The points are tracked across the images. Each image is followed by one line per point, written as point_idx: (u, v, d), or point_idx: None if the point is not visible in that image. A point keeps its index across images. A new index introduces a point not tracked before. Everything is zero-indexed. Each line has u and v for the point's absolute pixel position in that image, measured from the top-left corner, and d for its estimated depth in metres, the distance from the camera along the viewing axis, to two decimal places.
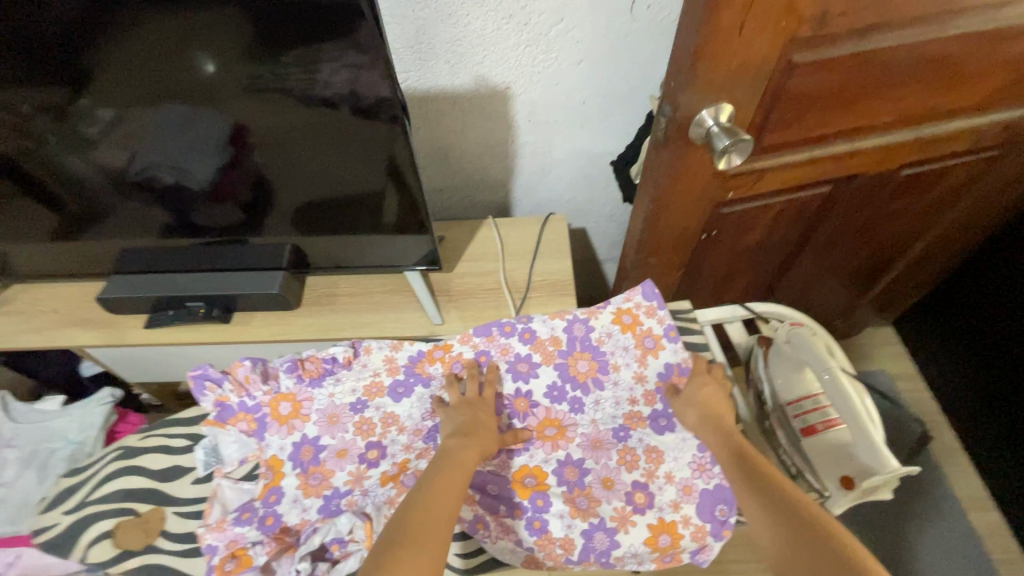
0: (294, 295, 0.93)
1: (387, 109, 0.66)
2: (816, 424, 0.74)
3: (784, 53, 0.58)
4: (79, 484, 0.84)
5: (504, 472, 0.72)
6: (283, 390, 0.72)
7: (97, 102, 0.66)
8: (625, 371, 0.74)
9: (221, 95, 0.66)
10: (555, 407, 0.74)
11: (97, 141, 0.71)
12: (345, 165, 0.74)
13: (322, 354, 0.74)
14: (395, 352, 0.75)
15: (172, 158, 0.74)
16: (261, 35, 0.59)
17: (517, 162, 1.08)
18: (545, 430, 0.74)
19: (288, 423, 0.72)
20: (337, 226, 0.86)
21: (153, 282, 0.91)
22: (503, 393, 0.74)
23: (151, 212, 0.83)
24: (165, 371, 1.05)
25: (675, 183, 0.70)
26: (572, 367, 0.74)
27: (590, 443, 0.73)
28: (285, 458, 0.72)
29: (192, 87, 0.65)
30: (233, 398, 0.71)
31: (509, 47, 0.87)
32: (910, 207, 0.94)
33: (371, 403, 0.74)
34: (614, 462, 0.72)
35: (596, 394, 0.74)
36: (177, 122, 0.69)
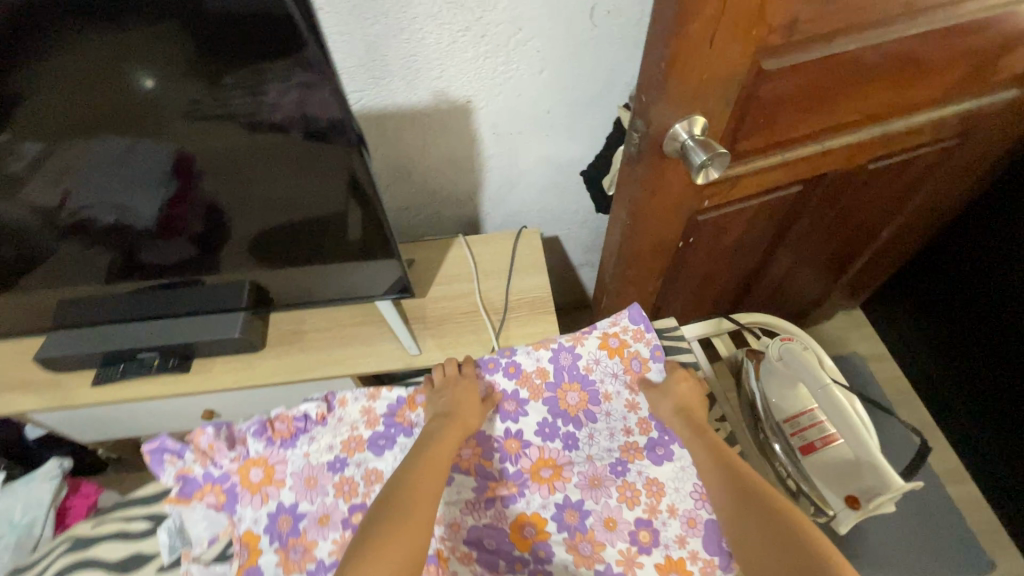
0: (258, 335, 0.88)
1: (343, 133, 0.61)
2: (814, 441, 0.74)
3: (754, 61, 0.56)
4: None
5: (501, 524, 0.69)
6: (252, 455, 0.69)
7: (20, 137, 0.58)
8: (616, 399, 0.74)
9: (163, 118, 0.58)
10: (548, 445, 0.72)
11: (24, 180, 0.63)
12: (303, 192, 0.69)
13: (293, 412, 0.72)
14: (372, 402, 0.73)
15: (113, 194, 0.67)
16: (201, 53, 0.53)
17: (484, 175, 1.04)
18: (540, 472, 0.71)
19: (262, 491, 0.69)
20: (299, 256, 0.80)
21: (101, 335, 0.84)
22: (493, 436, 0.73)
23: (94, 254, 0.75)
24: (121, 428, 0.97)
25: (650, 198, 0.68)
26: (561, 400, 0.74)
27: (588, 482, 0.70)
28: (263, 530, 0.67)
29: (129, 109, 0.57)
30: (196, 470, 0.69)
31: (467, 60, 0.83)
32: (877, 197, 0.95)
33: (351, 461, 0.71)
34: (614, 501, 0.69)
35: (589, 428, 0.73)
36: (115, 154, 0.61)
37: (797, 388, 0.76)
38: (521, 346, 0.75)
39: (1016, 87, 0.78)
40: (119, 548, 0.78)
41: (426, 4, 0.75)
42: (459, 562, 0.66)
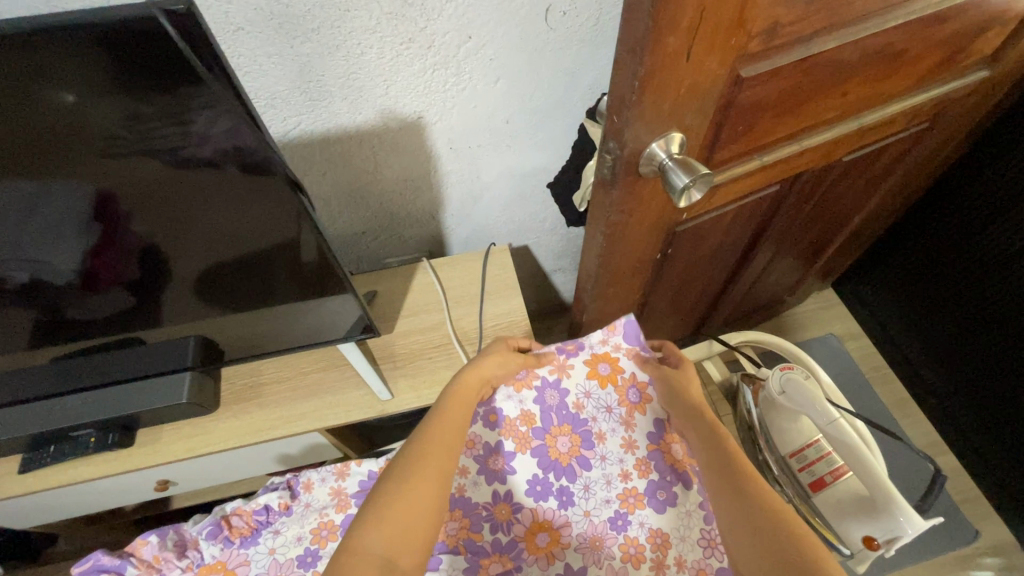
0: (209, 395, 0.79)
1: (281, 168, 0.53)
2: (825, 475, 0.74)
3: (732, 70, 0.52)
4: None
5: None
6: (208, 561, 0.63)
7: None
8: (611, 440, 0.70)
9: (66, 157, 0.47)
10: (542, 505, 0.67)
11: None
12: (246, 231, 0.60)
13: (251, 506, 0.66)
14: (342, 482, 0.68)
15: (20, 249, 0.55)
16: (108, 86, 0.43)
17: (444, 191, 0.97)
18: (535, 539, 0.65)
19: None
20: (247, 300, 0.71)
21: (22, 417, 0.74)
22: (481, 502, 0.67)
23: (7, 316, 0.63)
24: (61, 512, 0.86)
25: (628, 218, 0.63)
26: (551, 448, 0.70)
27: (589, 544, 0.65)
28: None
29: (26, 148, 0.46)
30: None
31: (416, 73, 0.75)
32: (852, 185, 0.93)
33: (323, 552, 0.63)
34: (619, 560, 0.64)
35: (584, 478, 0.69)
36: (23, 202, 0.50)
37: (800, 419, 0.75)
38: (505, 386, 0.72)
39: (986, 66, 0.76)
40: None
41: (363, 16, 0.66)
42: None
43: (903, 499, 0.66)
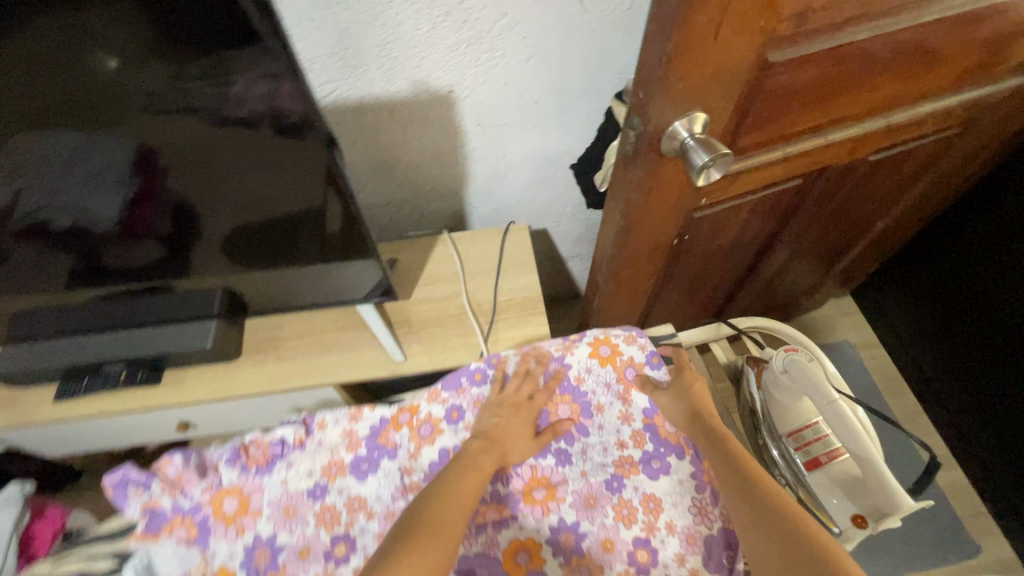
0: (231, 343, 0.83)
1: (316, 127, 0.56)
2: (820, 456, 0.74)
3: (760, 54, 0.53)
4: None
5: (493, 551, 0.66)
6: (226, 484, 0.66)
7: None
8: (609, 411, 0.72)
9: (116, 111, 0.51)
10: (540, 462, 0.69)
11: None
12: (274, 191, 0.63)
13: (268, 438, 0.69)
14: (354, 424, 0.70)
15: (65, 197, 0.60)
16: (157, 45, 0.47)
17: (469, 168, 0.99)
18: (531, 493, 0.68)
19: (237, 523, 0.65)
20: (273, 258, 0.74)
21: (58, 348, 0.78)
22: None
23: (47, 259, 0.67)
24: (88, 443, 0.91)
25: (646, 198, 0.65)
26: (552, 414, 0.72)
27: (583, 502, 0.67)
28: (237, 562, 0.64)
29: (73, 104, 0.50)
30: (164, 502, 0.64)
31: (449, 47, 0.77)
32: (878, 187, 0.92)
33: (330, 489, 0.67)
34: (610, 521, 0.66)
35: (582, 442, 0.71)
36: (71, 148, 0.54)
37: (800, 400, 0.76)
38: (508, 354, 0.75)
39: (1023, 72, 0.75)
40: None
41: None
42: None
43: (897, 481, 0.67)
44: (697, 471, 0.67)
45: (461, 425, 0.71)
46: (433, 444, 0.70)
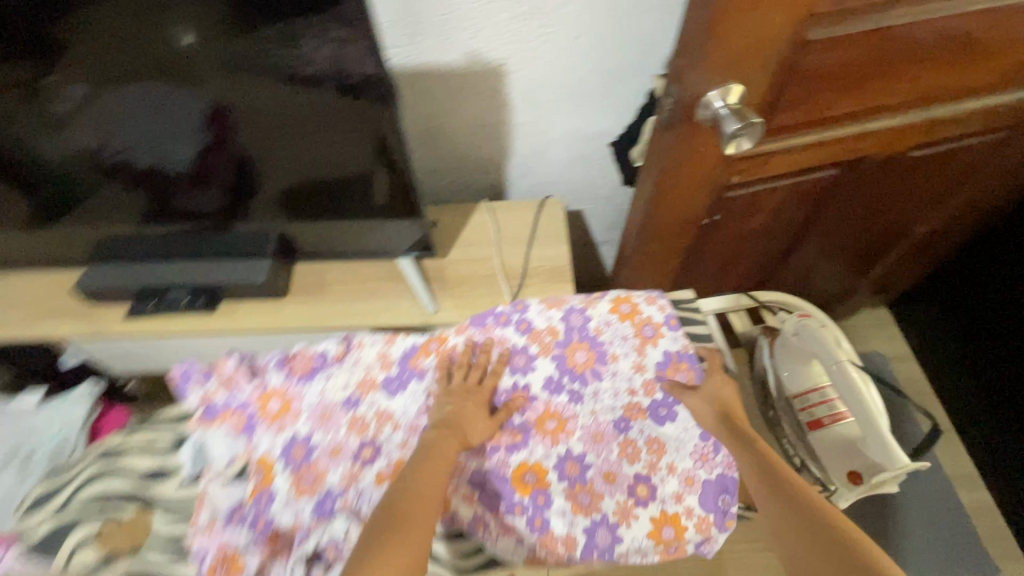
0: (281, 282, 0.90)
1: (374, 87, 0.62)
2: (823, 415, 0.80)
3: (799, 30, 0.55)
4: (56, 491, 0.73)
5: (502, 469, 0.65)
6: (272, 386, 0.67)
7: (68, 79, 0.62)
8: (624, 360, 0.69)
9: (199, 74, 0.61)
10: (553, 399, 0.68)
11: (67, 124, 0.68)
12: (330, 153, 0.72)
13: (313, 350, 0.70)
14: (388, 346, 0.71)
15: (149, 143, 0.71)
16: (232, 13, 0.55)
17: (512, 142, 1.04)
18: (545, 423, 0.66)
19: (279, 422, 0.66)
20: (325, 213, 0.83)
21: (139, 270, 0.88)
22: (499, 387, 0.68)
23: (131, 197, 0.79)
24: (150, 362, 1.00)
25: (679, 168, 0.68)
26: (569, 357, 0.69)
27: (591, 438, 0.67)
28: (275, 457, 0.64)
29: (155, 65, 0.60)
30: (218, 396, 0.66)
31: (504, 21, 0.82)
32: (918, 187, 0.92)
33: (362, 402, 0.68)
34: (615, 457, 0.66)
35: (595, 386, 0.69)
36: (155, 100, 0.65)
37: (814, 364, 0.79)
38: (533, 303, 0.71)
39: None
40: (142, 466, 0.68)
41: None
42: (462, 501, 0.64)
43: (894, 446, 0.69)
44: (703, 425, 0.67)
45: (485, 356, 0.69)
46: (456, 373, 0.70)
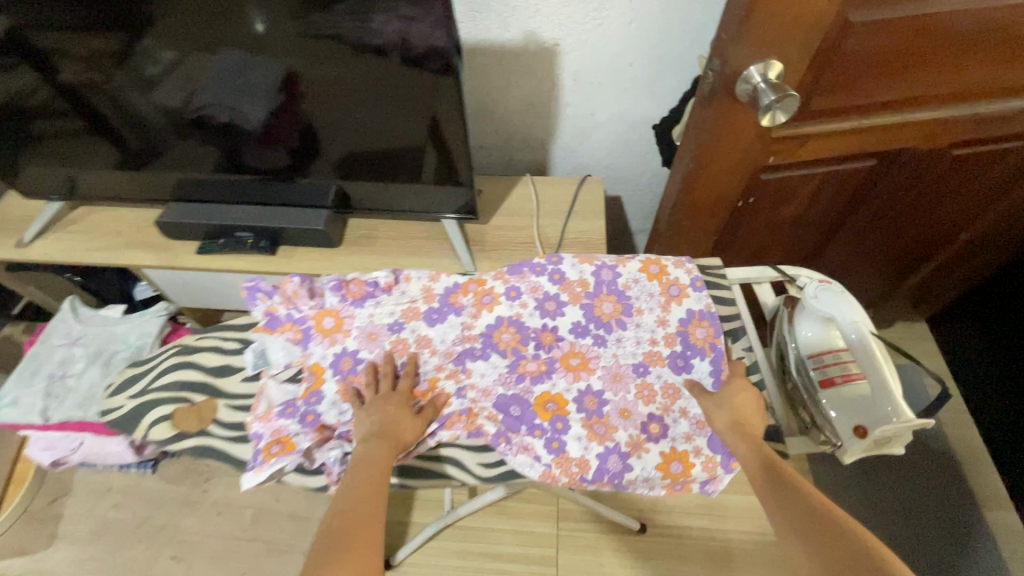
0: (336, 233, 0.98)
1: (436, 59, 0.73)
2: (834, 377, 0.57)
3: (840, 11, 0.58)
4: (145, 374, 0.64)
5: (521, 395, 0.59)
6: (328, 305, 0.64)
7: (160, 45, 0.77)
8: (648, 313, 0.64)
9: (272, 48, 0.75)
10: (578, 341, 0.63)
11: (157, 82, 0.82)
12: (388, 121, 0.83)
13: (366, 276, 0.67)
14: (433, 283, 0.67)
15: (229, 100, 0.84)
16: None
17: (558, 123, 1.09)
18: (569, 359, 0.61)
19: (331, 336, 0.63)
20: (379, 174, 0.92)
21: (213, 210, 0.98)
22: (524, 327, 0.64)
23: (203, 150, 0.92)
24: (212, 299, 1.10)
25: (716, 142, 0.71)
26: (596, 306, 0.65)
27: (610, 378, 0.60)
28: (326, 365, 0.61)
29: (240, 39, 0.75)
30: (280, 310, 0.64)
31: (561, 3, 0.88)
32: (960, 190, 0.92)
33: (407, 327, 0.64)
34: (631, 396, 0.59)
35: (618, 333, 0.63)
36: (233, 65, 0.78)
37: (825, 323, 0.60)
38: (567, 256, 0.69)
39: None
40: (215, 357, 0.64)
41: None
42: (486, 418, 0.58)
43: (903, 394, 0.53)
44: (717, 370, 0.60)
45: (518, 301, 0.65)
46: (492, 311, 0.65)
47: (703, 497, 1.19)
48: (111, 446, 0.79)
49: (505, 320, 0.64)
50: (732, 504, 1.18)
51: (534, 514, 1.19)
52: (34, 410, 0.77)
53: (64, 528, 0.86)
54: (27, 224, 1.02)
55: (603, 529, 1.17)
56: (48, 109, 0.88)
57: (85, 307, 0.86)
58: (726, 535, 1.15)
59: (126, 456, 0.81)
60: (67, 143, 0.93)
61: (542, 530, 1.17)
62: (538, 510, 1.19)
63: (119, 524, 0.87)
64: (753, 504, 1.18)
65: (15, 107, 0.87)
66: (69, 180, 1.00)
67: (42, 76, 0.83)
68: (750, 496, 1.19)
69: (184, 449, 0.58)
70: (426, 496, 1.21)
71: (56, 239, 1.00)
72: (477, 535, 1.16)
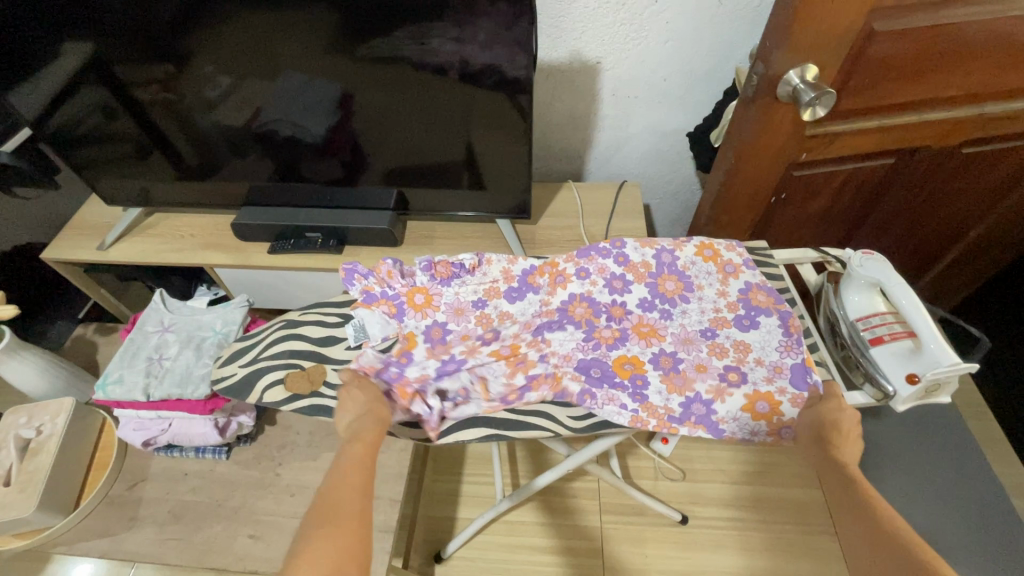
0: (398, 232, 1.06)
1: (492, 73, 0.83)
2: (884, 334, 0.64)
3: (866, 22, 0.68)
4: (255, 345, 0.72)
5: (602, 356, 0.66)
6: (419, 284, 0.71)
7: (223, 71, 0.87)
8: (708, 287, 0.70)
9: (334, 68, 0.84)
10: (646, 314, 0.69)
11: (218, 104, 0.92)
12: (445, 130, 0.92)
13: (452, 259, 0.74)
14: (511, 265, 0.74)
15: (296, 117, 0.93)
16: (382, 19, 0.77)
17: (596, 134, 1.18)
18: (640, 327, 0.68)
19: (422, 310, 0.70)
20: (436, 179, 1.01)
21: (280, 213, 1.06)
22: (595, 304, 0.70)
23: (265, 162, 1.01)
24: (275, 296, 1.18)
25: (757, 139, 0.80)
26: (660, 284, 0.71)
27: (682, 341, 0.67)
28: (419, 333, 0.69)
29: (299, 62, 0.84)
30: (377, 288, 0.70)
31: (604, 25, 0.98)
32: (970, 187, 1.00)
33: (490, 303, 0.72)
34: (705, 353, 0.66)
35: (683, 306, 0.69)
36: (297, 84, 0.87)
37: (871, 287, 0.67)
38: (629, 241, 0.74)
39: None
40: (319, 329, 0.72)
41: None
42: (570, 380, 0.65)
43: (945, 338, 0.59)
44: (783, 323, 0.67)
45: (587, 280, 0.72)
46: (565, 289, 0.71)
47: (738, 489, 1.24)
48: (198, 426, 0.85)
49: (578, 297, 0.71)
50: (769, 494, 1.23)
51: (577, 509, 1.22)
52: (138, 388, 0.86)
53: (143, 510, 0.91)
54: (106, 230, 1.11)
55: (644, 521, 1.20)
56: (117, 128, 0.98)
57: (173, 299, 0.99)
58: (762, 522, 1.19)
59: (210, 438, 0.86)
60: (132, 159, 1.03)
61: (586, 523, 1.20)
62: (580, 504, 1.22)
63: (196, 506, 0.91)
64: (786, 492, 1.22)
65: (89, 125, 0.97)
66: (143, 190, 1.09)
67: (116, 96, 0.92)
68: (782, 487, 1.23)
69: (299, 406, 0.64)
70: (471, 493, 1.24)
71: (135, 243, 1.09)
72: (523, 530, 1.19)
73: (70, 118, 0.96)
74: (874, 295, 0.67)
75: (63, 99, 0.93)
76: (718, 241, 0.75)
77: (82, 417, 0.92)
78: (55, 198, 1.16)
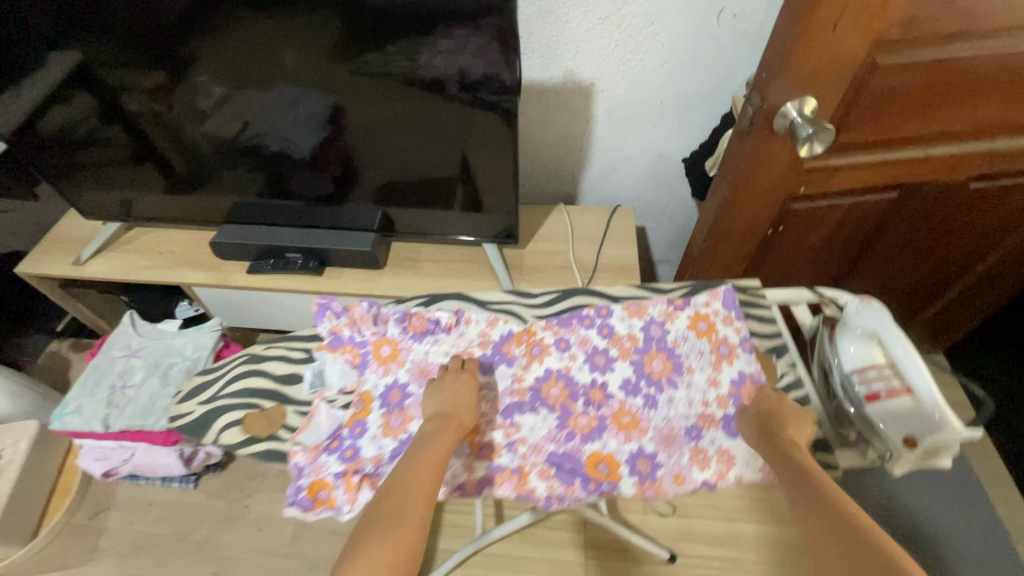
0: (381, 255, 1.03)
1: (481, 93, 0.80)
2: (879, 390, 0.59)
3: (869, 53, 0.64)
4: (215, 379, 0.69)
5: (573, 450, 0.59)
6: (389, 334, 0.65)
7: (214, 80, 0.83)
8: (699, 372, 0.63)
9: (322, 80, 0.81)
10: (629, 400, 0.62)
11: (209, 114, 0.89)
12: (431, 149, 0.89)
13: (428, 312, 0.67)
14: (490, 328, 0.67)
15: (283, 131, 0.90)
16: (368, 34, 0.74)
17: (591, 155, 1.14)
18: (620, 417, 0.61)
19: (386, 365, 0.63)
20: (422, 200, 0.98)
21: (260, 232, 1.03)
22: (573, 383, 0.63)
23: (252, 177, 0.98)
24: (256, 316, 1.15)
25: (754, 170, 0.76)
26: (646, 363, 0.63)
27: (663, 441, 0.60)
28: (375, 396, 0.61)
29: (282, 77, 0.81)
30: (346, 331, 0.65)
31: (602, 45, 0.95)
32: (977, 222, 0.96)
33: None
34: (685, 459, 0.58)
35: (669, 394, 0.62)
36: (284, 98, 0.84)
37: (870, 338, 0.62)
38: (615, 309, 0.67)
39: None
40: (282, 366, 0.68)
41: None
42: (539, 477, 0.58)
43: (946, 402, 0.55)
44: None
45: (567, 353, 0.64)
46: (541, 363, 0.64)
47: (728, 526, 1.19)
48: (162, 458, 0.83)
49: (555, 374, 0.63)
50: (759, 533, 1.18)
51: (561, 543, 1.18)
52: (96, 419, 0.84)
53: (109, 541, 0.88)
54: (86, 243, 1.08)
55: (631, 558, 1.15)
56: (103, 136, 0.95)
57: (142, 321, 0.96)
58: (753, 562, 1.14)
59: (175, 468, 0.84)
60: (116, 167, 1.00)
61: (570, 557, 1.16)
62: (564, 538, 1.18)
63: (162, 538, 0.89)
64: (779, 531, 1.18)
65: (72, 133, 0.94)
66: (124, 202, 1.06)
67: (103, 105, 0.89)
68: (774, 526, 1.19)
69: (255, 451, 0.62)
70: (452, 522, 1.20)
71: (114, 259, 1.06)
72: (503, 563, 1.15)
73: (56, 125, 0.93)
74: (872, 346, 0.62)
75: (50, 107, 0.90)
76: (715, 312, 0.67)
77: (47, 442, 0.89)
78: (36, 210, 1.14)
